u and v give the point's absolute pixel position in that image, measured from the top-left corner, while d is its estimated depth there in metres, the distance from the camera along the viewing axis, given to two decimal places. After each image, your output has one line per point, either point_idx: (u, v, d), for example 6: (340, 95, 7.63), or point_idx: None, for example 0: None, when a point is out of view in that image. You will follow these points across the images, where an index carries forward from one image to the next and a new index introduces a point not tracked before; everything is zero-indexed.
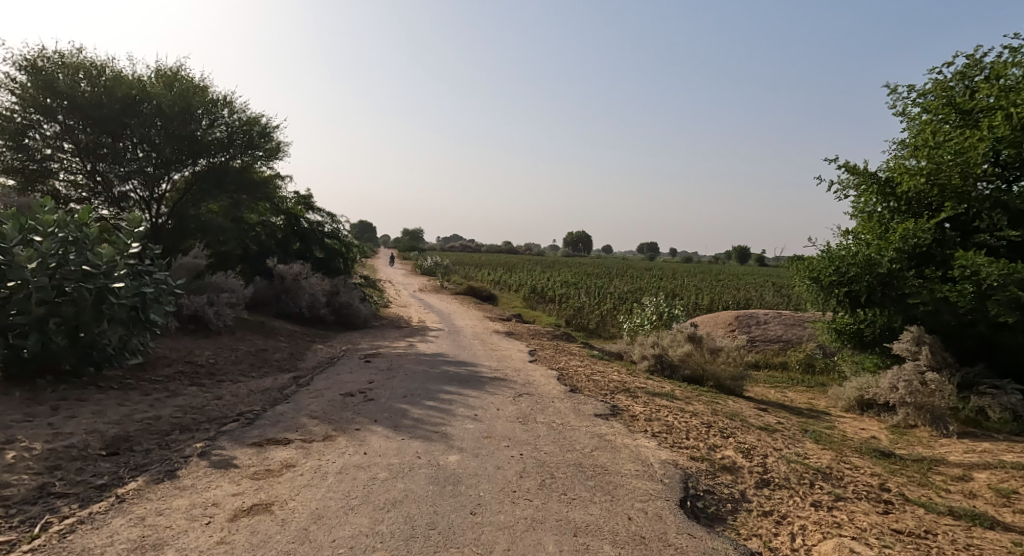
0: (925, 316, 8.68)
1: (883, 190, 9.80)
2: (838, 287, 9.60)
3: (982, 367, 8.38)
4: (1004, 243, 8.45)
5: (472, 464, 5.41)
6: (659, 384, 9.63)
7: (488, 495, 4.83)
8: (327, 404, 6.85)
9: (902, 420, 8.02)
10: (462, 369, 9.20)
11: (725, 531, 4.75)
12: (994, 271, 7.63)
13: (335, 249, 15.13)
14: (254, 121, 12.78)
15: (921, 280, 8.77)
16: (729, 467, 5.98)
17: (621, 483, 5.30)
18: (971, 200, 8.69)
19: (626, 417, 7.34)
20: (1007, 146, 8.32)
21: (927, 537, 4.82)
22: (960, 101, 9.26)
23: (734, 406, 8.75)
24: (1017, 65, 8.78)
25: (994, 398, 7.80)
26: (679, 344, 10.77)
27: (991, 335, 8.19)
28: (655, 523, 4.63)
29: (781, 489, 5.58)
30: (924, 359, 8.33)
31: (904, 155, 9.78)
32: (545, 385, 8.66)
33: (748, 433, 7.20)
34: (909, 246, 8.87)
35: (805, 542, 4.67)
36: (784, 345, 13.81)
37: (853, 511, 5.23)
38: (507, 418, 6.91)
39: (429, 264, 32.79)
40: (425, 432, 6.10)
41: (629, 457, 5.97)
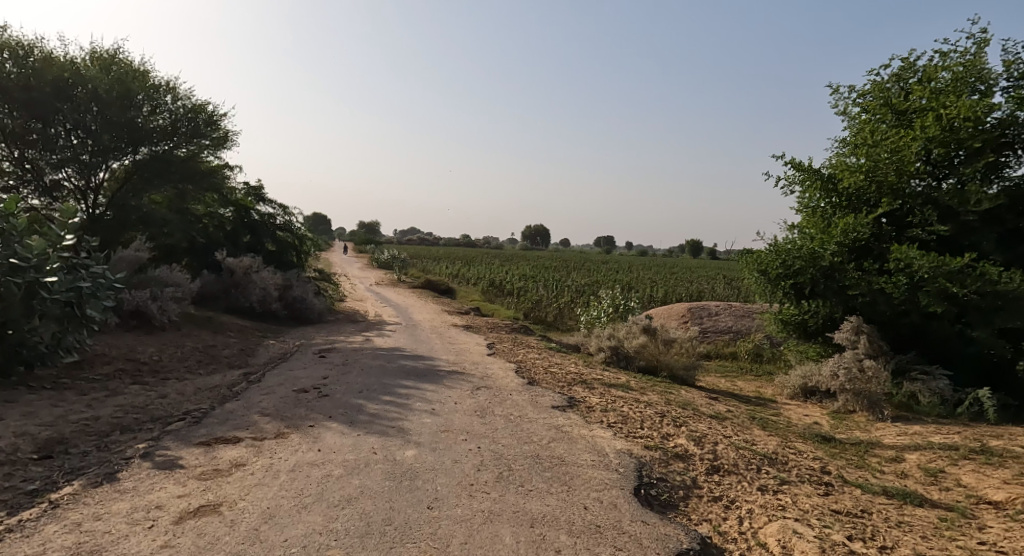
0: (864, 307, 9.10)
1: (825, 186, 10.15)
2: (785, 280, 9.91)
3: (914, 354, 8.85)
4: (935, 237, 8.93)
5: (430, 458, 5.43)
6: (615, 375, 9.82)
7: (446, 489, 4.85)
8: (279, 401, 6.74)
9: (842, 406, 8.39)
10: (420, 364, 9.16)
11: (677, 517, 4.90)
12: (925, 263, 8.14)
13: (287, 242, 14.79)
14: (200, 108, 12.35)
15: (860, 272, 9.16)
16: (681, 455, 6.16)
17: (578, 474, 5.40)
18: (905, 196, 9.18)
19: (582, 409, 7.46)
20: (938, 146, 8.83)
21: (862, 516, 5.08)
22: (895, 102, 9.70)
23: (687, 396, 9.00)
24: (946, 69, 9.24)
25: (924, 384, 8.26)
26: (634, 336, 10.99)
27: (922, 324, 8.63)
28: (611, 512, 4.74)
29: (731, 475, 5.78)
30: (862, 348, 8.75)
31: (846, 152, 10.18)
32: (503, 378, 8.71)
33: (699, 421, 7.42)
34: (849, 239, 9.30)
35: (751, 525, 4.86)
36: (734, 335, 14.25)
37: (796, 494, 5.46)
38: (465, 411, 6.93)
39: (386, 258, 32.51)
40: (381, 428, 6.06)
41: (586, 448, 6.08)
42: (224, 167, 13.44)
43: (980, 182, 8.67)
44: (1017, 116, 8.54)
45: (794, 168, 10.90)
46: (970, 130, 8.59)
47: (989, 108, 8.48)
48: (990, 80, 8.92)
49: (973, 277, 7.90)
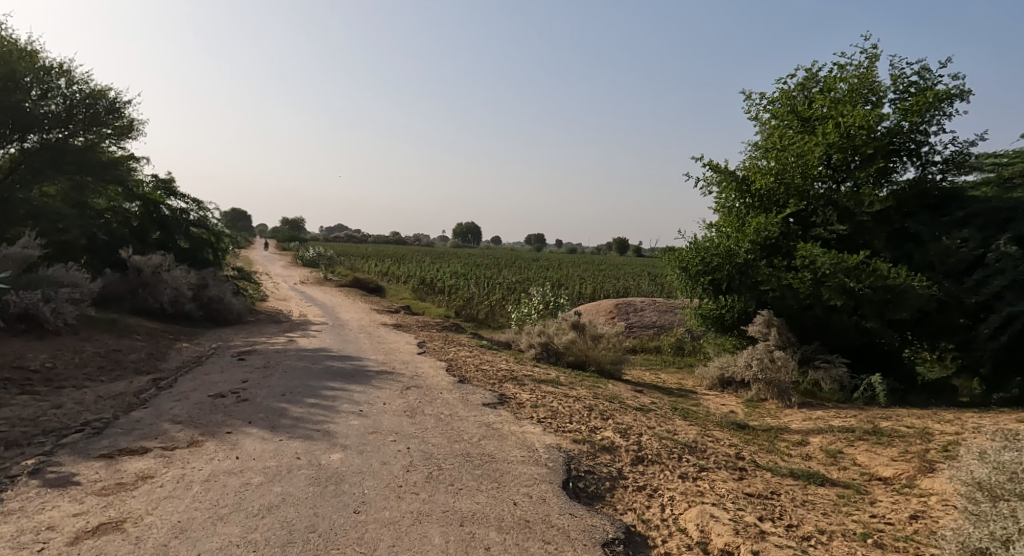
0: (774, 301, 9.66)
1: (739, 188, 10.69)
2: (704, 276, 10.33)
3: (818, 345, 9.48)
4: (835, 237, 9.68)
5: (357, 461, 5.34)
6: (544, 371, 9.98)
7: (374, 492, 4.80)
8: (193, 407, 6.44)
9: (755, 395, 8.87)
10: (347, 364, 8.98)
11: (603, 508, 5.06)
12: (827, 260, 8.82)
13: (202, 239, 14.04)
14: (99, 94, 11.57)
15: (771, 268, 9.70)
16: (608, 447, 6.35)
17: (507, 470, 5.46)
18: (809, 198, 9.97)
19: (513, 405, 7.55)
20: (837, 151, 9.61)
21: (772, 497, 5.41)
22: (800, 109, 10.34)
23: (614, 389, 9.28)
24: (844, 80, 9.96)
25: (826, 372, 8.89)
26: (564, 332, 11.18)
27: (825, 316, 9.25)
28: (540, 506, 4.83)
29: (654, 465, 6.01)
30: (772, 339, 9.29)
31: (757, 156, 10.77)
32: (433, 377, 8.67)
33: (625, 414, 7.65)
34: (761, 238, 9.88)
35: (673, 511, 5.07)
36: (658, 330, 14.77)
37: (713, 480, 5.75)
38: (394, 412, 6.86)
39: (311, 256, 31.60)
40: (306, 432, 5.91)
41: (516, 444, 6.16)
42: (128, 158, 12.64)
43: (873, 185, 9.53)
44: (904, 125, 9.40)
45: (712, 170, 11.40)
46: (864, 137, 9.43)
47: (879, 118, 9.26)
48: (880, 92, 9.70)
49: (867, 273, 8.62)
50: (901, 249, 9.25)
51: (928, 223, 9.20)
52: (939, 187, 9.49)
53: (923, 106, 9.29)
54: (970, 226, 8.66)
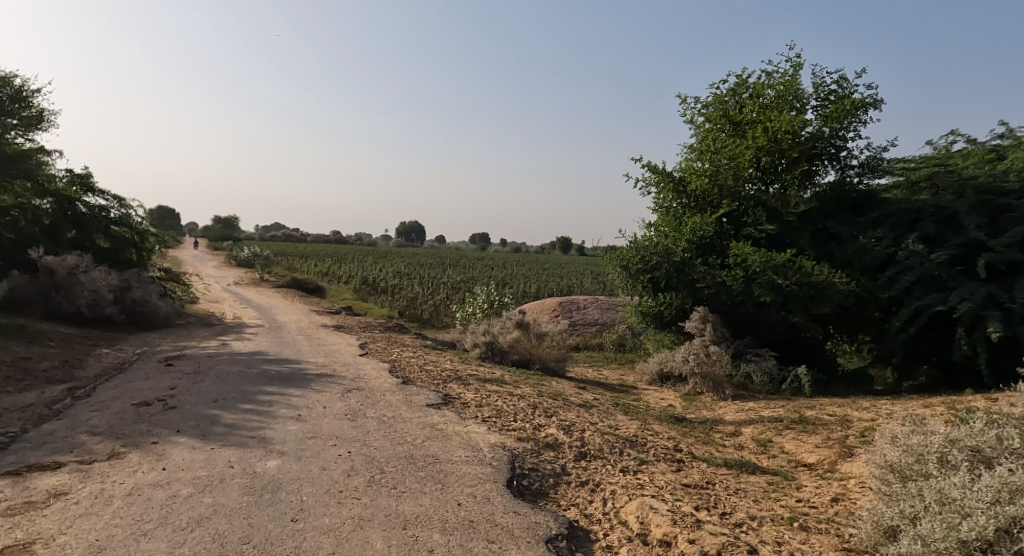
0: (709, 297, 9.98)
1: (676, 189, 10.99)
2: (644, 274, 10.50)
3: (750, 339, 9.87)
4: (764, 236, 10.13)
5: (295, 468, 5.19)
6: (489, 370, 9.98)
7: (313, 499, 4.68)
8: (114, 417, 6.10)
9: (692, 389, 9.15)
10: (285, 368, 8.69)
11: (547, 504, 5.10)
12: (757, 258, 9.20)
13: (124, 239, 13.19)
14: (4, 82, 10.80)
15: (705, 266, 10.01)
16: (551, 444, 6.41)
17: (451, 471, 5.43)
18: (740, 198, 10.37)
19: (457, 405, 7.51)
20: (765, 154, 10.07)
21: (708, 487, 5.60)
22: (731, 114, 10.76)
23: (558, 386, 9.38)
24: (771, 87, 10.43)
25: (757, 365, 9.28)
26: (508, 331, 11.21)
27: (756, 312, 9.64)
28: (484, 506, 4.83)
29: (596, 460, 6.11)
30: (708, 335, 9.60)
31: (693, 158, 11.10)
32: (376, 379, 8.53)
33: (568, 411, 7.75)
34: (696, 237, 10.25)
35: (614, 505, 5.17)
36: (601, 327, 15.04)
37: (653, 472, 5.89)
38: (334, 415, 6.71)
39: (246, 256, 30.49)
40: (240, 439, 5.70)
41: (460, 444, 6.13)
42: (38, 151, 11.80)
43: (797, 187, 10.16)
44: (824, 131, 9.93)
45: (650, 170, 11.67)
46: (790, 141, 9.94)
47: (803, 123, 9.81)
48: (804, 99, 10.27)
49: (794, 270, 9.07)
50: (823, 248, 9.79)
51: (847, 223, 9.88)
52: (855, 188, 10.27)
53: (841, 113, 9.85)
54: (883, 226, 9.38)
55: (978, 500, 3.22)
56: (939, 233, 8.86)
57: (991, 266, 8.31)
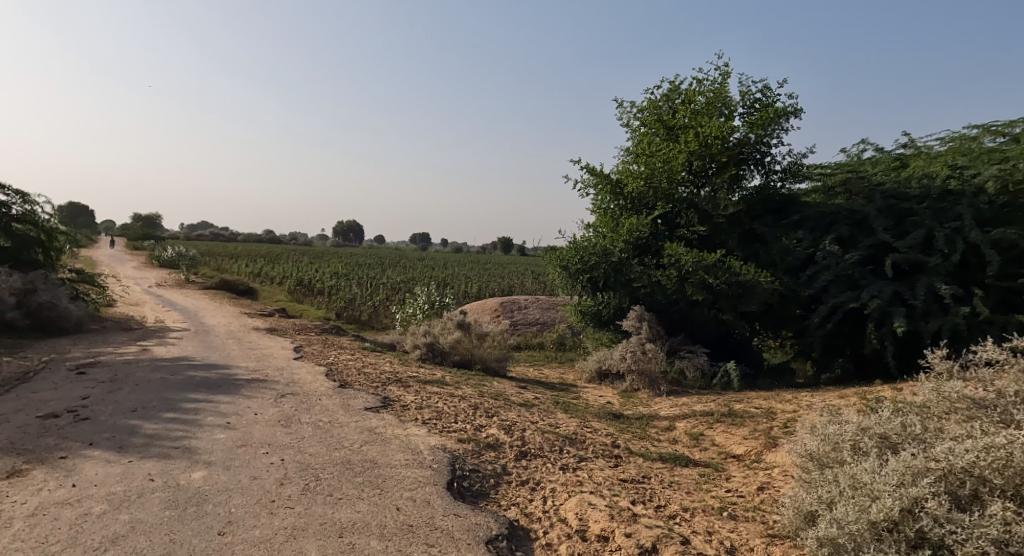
0: (645, 296, 10.18)
1: (614, 190, 11.18)
2: (583, 275, 10.65)
3: (683, 337, 10.16)
4: (696, 237, 10.47)
5: (222, 478, 4.95)
6: (429, 371, 9.86)
7: (242, 510, 4.47)
8: (17, 431, 5.65)
9: (629, 385, 9.33)
10: (212, 374, 8.29)
11: (488, 505, 5.07)
12: (690, 258, 9.50)
13: (28, 237, 12.27)
14: None
15: (642, 267, 10.23)
16: (492, 444, 6.38)
17: (390, 475, 5.32)
18: (674, 201, 10.66)
19: (397, 408, 7.38)
20: (697, 159, 10.41)
21: (644, 481, 5.71)
22: (665, 119, 11.08)
23: (499, 386, 9.36)
24: (702, 93, 10.80)
25: (690, 361, 9.58)
26: (449, 332, 11.10)
27: (689, 310, 9.94)
28: (424, 509, 4.75)
29: (537, 458, 6.13)
30: (644, 333, 9.80)
31: (629, 160, 11.34)
32: (311, 383, 8.27)
33: (509, 411, 7.74)
34: (633, 238, 10.46)
35: (554, 502, 5.19)
36: (542, 327, 15.15)
37: (592, 469, 5.96)
38: (267, 422, 6.45)
39: (170, 255, 28.99)
40: (162, 450, 5.40)
41: (399, 447, 6.01)
42: None
43: (726, 191, 10.57)
44: (750, 137, 10.39)
45: (589, 173, 11.86)
46: (719, 146, 10.34)
47: (731, 129, 10.23)
48: (732, 106, 10.73)
49: (723, 270, 9.39)
50: (750, 248, 10.22)
51: (771, 225, 10.36)
52: (779, 192, 10.80)
53: (765, 121, 10.34)
54: (803, 229, 9.93)
55: (885, 483, 3.36)
56: (852, 234, 9.47)
57: (897, 265, 8.96)
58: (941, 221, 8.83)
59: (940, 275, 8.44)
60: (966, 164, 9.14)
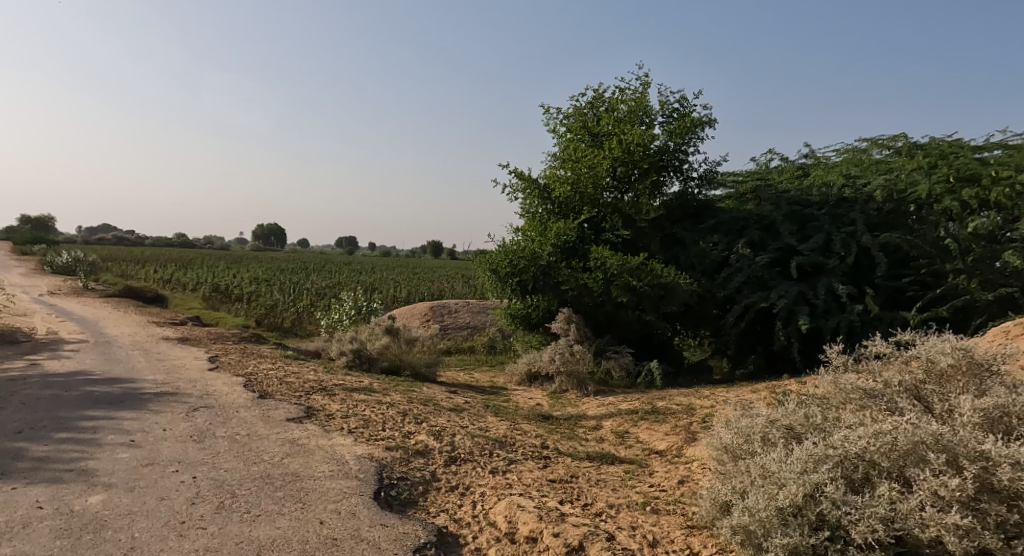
0: (573, 299, 10.30)
1: (541, 195, 11.30)
2: (512, 278, 10.56)
3: (609, 337, 10.36)
4: (620, 241, 10.72)
5: (125, 501, 4.60)
6: (356, 379, 9.58)
7: (148, 534, 4.16)
8: None
9: (558, 387, 9.41)
10: (114, 389, 7.70)
11: (416, 513, 4.96)
12: (615, 261, 9.71)
13: None
14: None
15: (570, 270, 10.35)
16: (421, 451, 6.26)
17: (313, 488, 5.11)
18: (600, 205, 10.87)
19: (321, 418, 7.11)
20: (620, 165, 10.68)
21: (572, 480, 5.76)
22: (590, 125, 11.32)
23: (428, 392, 9.22)
24: (624, 102, 11.11)
25: (616, 361, 9.79)
26: (376, 337, 10.83)
27: (614, 311, 10.15)
28: (349, 521, 4.58)
29: (466, 463, 6.06)
30: (573, 335, 9.87)
31: (556, 166, 11.49)
32: (227, 395, 7.84)
33: (439, 416, 7.63)
34: (561, 242, 10.59)
35: (483, 507, 5.13)
36: (472, 331, 15.08)
37: (521, 471, 5.95)
38: (177, 438, 6.06)
39: (67, 260, 26.84)
40: (54, 474, 4.95)
41: (323, 458, 5.79)
42: None
43: (648, 196, 10.87)
44: (669, 145, 10.77)
45: (517, 177, 11.94)
46: (641, 153, 10.66)
47: (652, 137, 10.58)
48: (652, 115, 11.10)
49: (646, 273, 9.63)
50: (670, 251, 10.58)
51: (690, 229, 10.77)
52: (696, 198, 11.26)
53: (683, 130, 10.76)
54: (718, 232, 10.34)
55: (791, 471, 3.51)
56: (762, 238, 9.99)
57: (800, 267, 9.49)
58: (838, 225, 9.48)
59: (837, 276, 9.03)
60: (857, 174, 10.02)
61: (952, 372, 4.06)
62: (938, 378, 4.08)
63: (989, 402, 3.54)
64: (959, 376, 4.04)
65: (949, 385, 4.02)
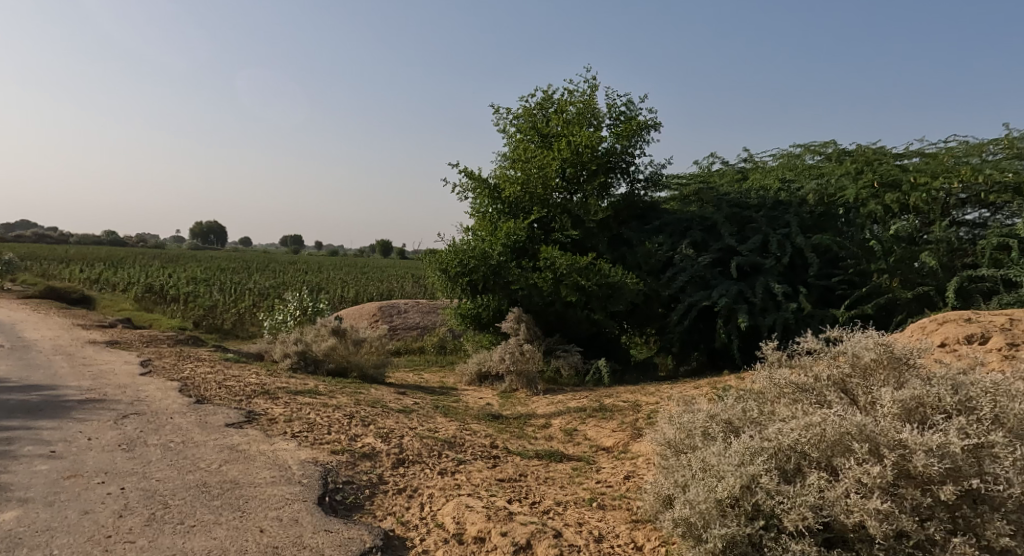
0: (522, 298, 10.32)
1: (491, 194, 11.28)
2: (462, 277, 10.49)
3: (559, 337, 10.43)
4: (569, 241, 10.82)
5: (43, 517, 4.33)
6: (301, 381, 9.34)
7: (70, 551, 3.93)
8: None
9: (508, 386, 9.41)
10: (33, 397, 7.24)
11: (362, 517, 4.86)
12: (564, 261, 9.77)
13: None
14: None
15: (520, 269, 10.34)
16: (368, 454, 6.14)
17: (253, 495, 4.94)
18: (549, 206, 10.94)
19: (263, 422, 6.89)
20: (569, 166, 10.77)
21: (520, 479, 5.76)
22: (540, 126, 11.40)
23: (377, 393, 9.07)
24: (573, 104, 11.24)
25: (565, 360, 9.88)
26: (323, 339, 10.58)
27: (564, 311, 10.22)
28: (290, 528, 4.45)
29: (415, 465, 5.98)
30: (522, 334, 9.91)
31: (506, 166, 11.50)
32: (161, 400, 7.49)
33: (387, 417, 7.51)
34: (511, 242, 10.57)
35: (431, 508, 5.07)
36: (422, 331, 14.93)
37: (470, 471, 5.92)
38: (105, 447, 5.75)
39: None
40: None
41: (265, 464, 5.61)
42: None
43: (597, 197, 11.02)
44: (617, 147, 10.95)
45: (467, 177, 11.90)
46: (589, 154, 10.78)
47: (600, 139, 10.72)
48: (600, 117, 11.26)
49: (594, 273, 9.74)
50: (618, 251, 10.75)
51: (636, 230, 10.98)
52: (642, 200, 11.49)
53: (630, 132, 10.95)
54: (664, 233, 10.56)
55: (729, 463, 3.61)
56: (704, 239, 10.27)
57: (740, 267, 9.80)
58: (774, 227, 9.85)
59: (774, 275, 9.37)
60: (792, 179, 10.44)
61: (874, 366, 4.26)
62: (862, 372, 4.28)
63: (906, 393, 3.73)
64: (881, 369, 4.24)
65: (872, 379, 4.22)
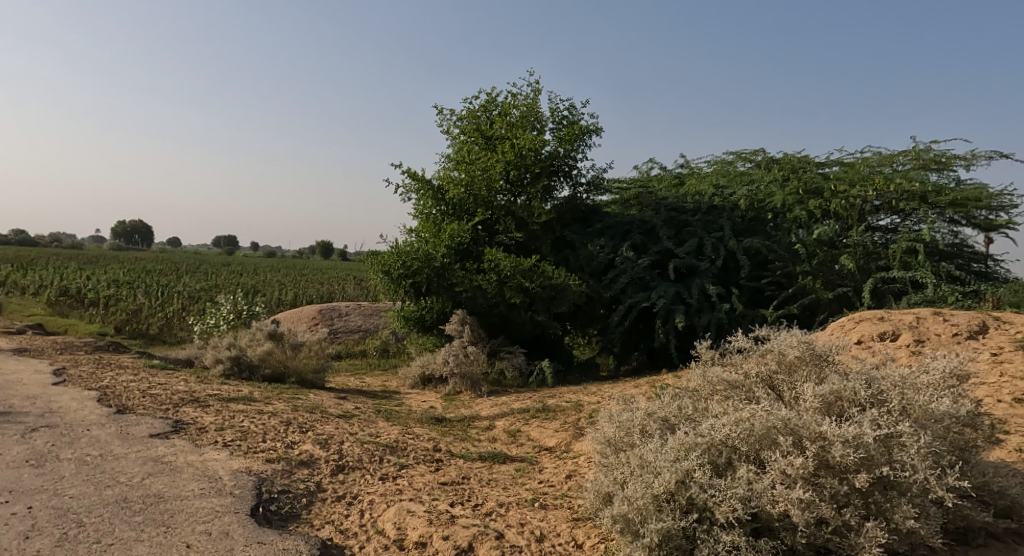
0: (466, 300, 10.23)
1: (435, 195, 11.14)
2: (405, 280, 10.31)
3: (502, 338, 10.40)
4: (513, 243, 10.81)
5: None
6: (234, 388, 8.94)
7: None
8: None
9: (452, 389, 9.30)
10: None
11: (298, 527, 4.68)
12: (508, 263, 9.71)
13: None
14: None
15: (463, 271, 10.25)
16: (305, 461, 5.93)
17: (179, 509, 4.67)
18: (493, 208, 10.83)
19: (192, 432, 6.55)
20: (513, 168, 10.75)
21: (462, 482, 5.68)
22: (484, 128, 11.36)
23: (315, 399, 8.78)
24: (516, 107, 11.26)
25: (509, 361, 9.87)
26: (258, 343, 10.18)
27: (508, 313, 10.20)
28: (220, 542, 4.23)
29: (354, 471, 5.81)
30: (466, 336, 9.82)
31: (449, 167, 11.39)
32: (78, 411, 7.00)
33: (326, 423, 7.27)
34: (455, 243, 10.41)
35: (371, 515, 4.93)
36: (363, 334, 14.59)
37: (411, 475, 5.80)
38: (10, 464, 5.32)
39: None
40: None
41: (192, 476, 5.32)
42: None
43: (540, 200, 11.07)
44: (560, 151, 11.03)
45: (410, 177, 11.71)
46: (532, 157, 10.81)
47: (542, 142, 10.77)
48: (543, 121, 11.33)
49: (538, 274, 9.76)
50: (561, 254, 10.84)
51: (579, 233, 11.11)
52: (584, 203, 11.63)
53: (573, 136, 11.05)
54: (605, 236, 10.72)
55: (666, 460, 3.66)
56: (643, 242, 10.49)
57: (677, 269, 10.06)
58: (709, 230, 10.15)
59: (709, 277, 9.63)
60: (725, 184, 10.78)
61: (799, 363, 4.42)
62: (787, 368, 4.43)
63: (826, 388, 3.89)
64: (805, 365, 4.40)
65: (797, 374, 4.38)
